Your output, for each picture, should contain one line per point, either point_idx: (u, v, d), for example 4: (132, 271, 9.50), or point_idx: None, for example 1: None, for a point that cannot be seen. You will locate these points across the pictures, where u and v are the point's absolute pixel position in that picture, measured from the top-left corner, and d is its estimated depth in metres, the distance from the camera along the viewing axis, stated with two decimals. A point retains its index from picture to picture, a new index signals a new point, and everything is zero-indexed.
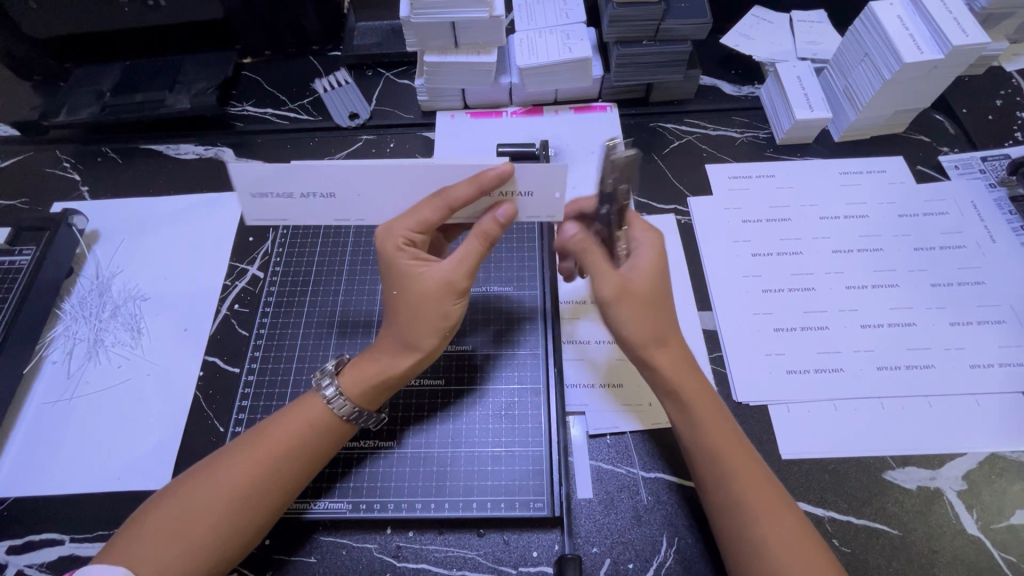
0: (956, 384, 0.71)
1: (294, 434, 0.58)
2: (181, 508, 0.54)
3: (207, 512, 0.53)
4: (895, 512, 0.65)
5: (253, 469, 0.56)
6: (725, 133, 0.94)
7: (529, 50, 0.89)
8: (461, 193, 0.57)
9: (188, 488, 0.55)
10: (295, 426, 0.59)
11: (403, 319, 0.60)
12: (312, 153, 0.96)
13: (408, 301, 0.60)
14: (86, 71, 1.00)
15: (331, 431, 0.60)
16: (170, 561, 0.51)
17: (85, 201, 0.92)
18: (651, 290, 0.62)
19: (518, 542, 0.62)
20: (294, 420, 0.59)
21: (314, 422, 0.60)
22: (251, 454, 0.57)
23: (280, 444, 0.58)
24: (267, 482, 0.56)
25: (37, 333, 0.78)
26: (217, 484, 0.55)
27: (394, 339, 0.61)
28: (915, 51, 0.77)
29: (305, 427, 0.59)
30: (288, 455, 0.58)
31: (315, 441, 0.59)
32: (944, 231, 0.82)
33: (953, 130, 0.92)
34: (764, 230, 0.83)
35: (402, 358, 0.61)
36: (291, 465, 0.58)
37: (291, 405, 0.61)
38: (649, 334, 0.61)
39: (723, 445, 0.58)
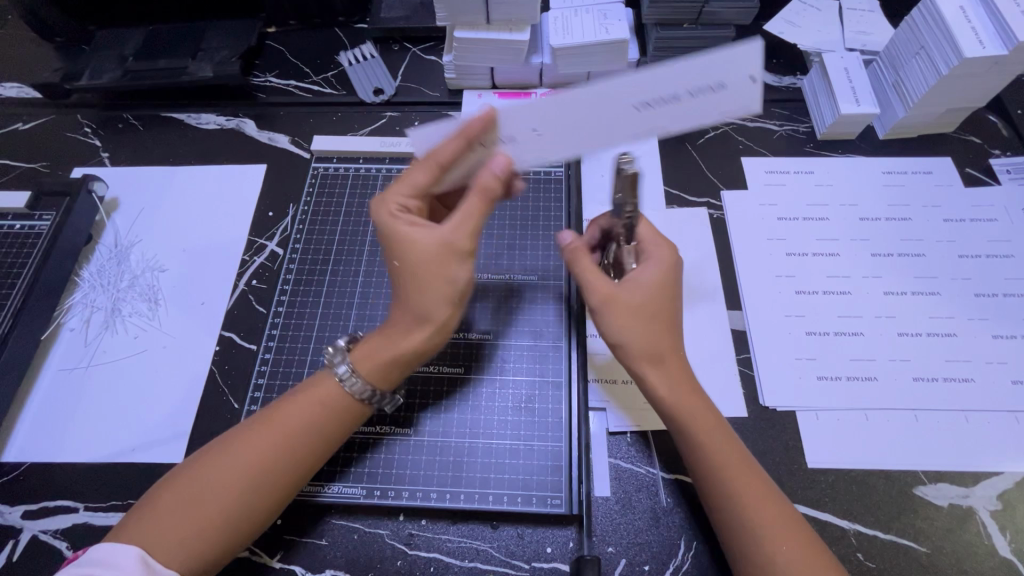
0: (996, 400, 0.68)
1: (307, 414, 0.57)
2: (198, 488, 0.53)
3: (223, 489, 0.53)
4: (924, 528, 0.62)
5: (265, 448, 0.55)
6: (764, 125, 0.90)
7: (563, 29, 0.85)
8: (451, 149, 0.55)
9: (205, 467, 0.54)
10: (308, 407, 0.57)
11: (408, 288, 0.57)
12: (334, 129, 0.93)
13: (408, 270, 0.56)
14: (110, 35, 0.98)
15: (346, 415, 0.59)
16: (191, 539, 0.51)
17: (105, 167, 0.91)
18: (646, 304, 0.58)
19: (533, 537, 0.61)
20: (304, 404, 0.58)
21: (325, 402, 0.58)
22: (265, 432, 0.56)
23: (292, 424, 0.56)
24: (279, 462, 0.55)
25: (55, 299, 0.78)
26: (231, 461, 0.54)
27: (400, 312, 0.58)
28: (977, 45, 0.72)
29: (317, 411, 0.57)
30: (302, 437, 0.56)
31: (327, 421, 0.58)
32: (991, 239, 0.78)
33: (1005, 133, 0.87)
34: (799, 229, 0.80)
35: (412, 331, 0.57)
36: (306, 446, 0.57)
37: (303, 386, 0.60)
38: (650, 347, 0.57)
39: (729, 465, 0.55)
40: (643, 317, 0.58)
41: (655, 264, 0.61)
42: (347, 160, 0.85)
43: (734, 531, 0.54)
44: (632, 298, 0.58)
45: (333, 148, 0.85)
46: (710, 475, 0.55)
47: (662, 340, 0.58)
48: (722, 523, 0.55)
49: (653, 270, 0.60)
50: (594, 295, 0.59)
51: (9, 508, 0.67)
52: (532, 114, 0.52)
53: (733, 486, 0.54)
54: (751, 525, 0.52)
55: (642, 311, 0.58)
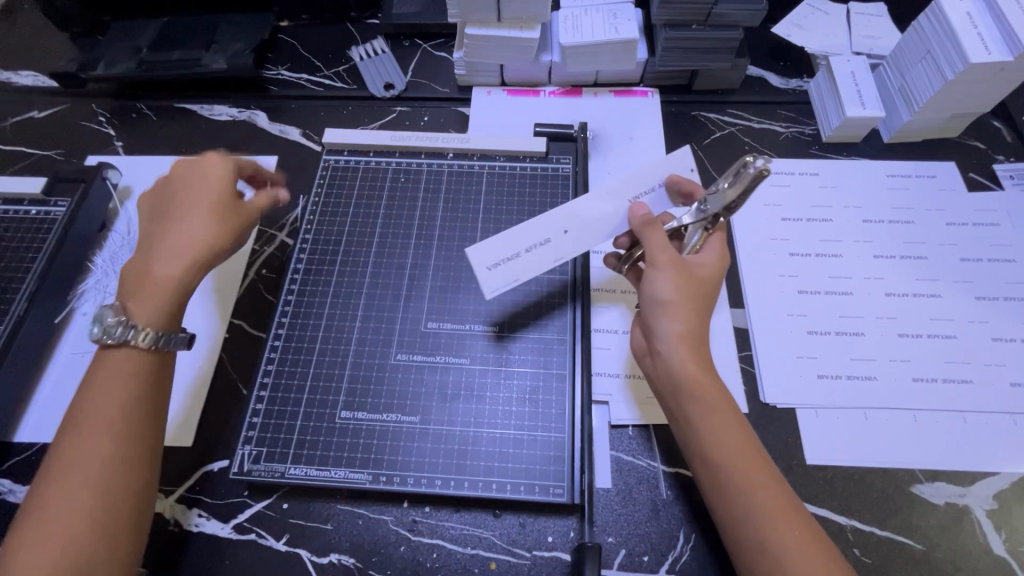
0: (994, 402, 0.68)
1: (110, 390, 0.57)
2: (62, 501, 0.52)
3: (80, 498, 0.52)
4: (920, 526, 0.63)
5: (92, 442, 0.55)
6: (769, 127, 0.91)
7: (573, 28, 0.86)
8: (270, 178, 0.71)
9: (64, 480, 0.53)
10: (106, 384, 0.57)
11: (160, 257, 0.63)
12: (344, 122, 0.94)
13: (163, 241, 0.64)
14: (125, 26, 1.00)
15: (141, 364, 0.59)
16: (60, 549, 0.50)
17: (118, 155, 0.93)
18: (698, 281, 0.63)
19: (534, 526, 0.63)
20: (115, 370, 0.58)
21: (116, 379, 0.58)
22: (94, 432, 0.55)
23: (114, 410, 0.56)
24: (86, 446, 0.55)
25: (68, 284, 0.79)
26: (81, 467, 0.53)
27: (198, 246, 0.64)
28: (982, 52, 0.73)
29: (123, 379, 0.58)
30: (111, 418, 0.56)
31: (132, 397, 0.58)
32: (993, 243, 0.79)
33: (1009, 139, 0.88)
34: (802, 230, 0.81)
35: (166, 288, 0.62)
36: (134, 427, 0.57)
37: (92, 372, 0.59)
38: (690, 315, 0.61)
39: (737, 449, 0.56)
40: (690, 290, 0.62)
41: (717, 251, 0.67)
42: (359, 155, 0.85)
43: (735, 504, 0.54)
44: (695, 272, 0.63)
45: (346, 141, 0.85)
46: (716, 457, 0.56)
47: (695, 314, 0.61)
48: (720, 509, 0.55)
49: (712, 258, 0.66)
50: (659, 252, 0.62)
51: (21, 487, 0.68)
52: (554, 220, 0.65)
53: (739, 471, 0.55)
54: (751, 499, 0.53)
55: (694, 281, 0.62)
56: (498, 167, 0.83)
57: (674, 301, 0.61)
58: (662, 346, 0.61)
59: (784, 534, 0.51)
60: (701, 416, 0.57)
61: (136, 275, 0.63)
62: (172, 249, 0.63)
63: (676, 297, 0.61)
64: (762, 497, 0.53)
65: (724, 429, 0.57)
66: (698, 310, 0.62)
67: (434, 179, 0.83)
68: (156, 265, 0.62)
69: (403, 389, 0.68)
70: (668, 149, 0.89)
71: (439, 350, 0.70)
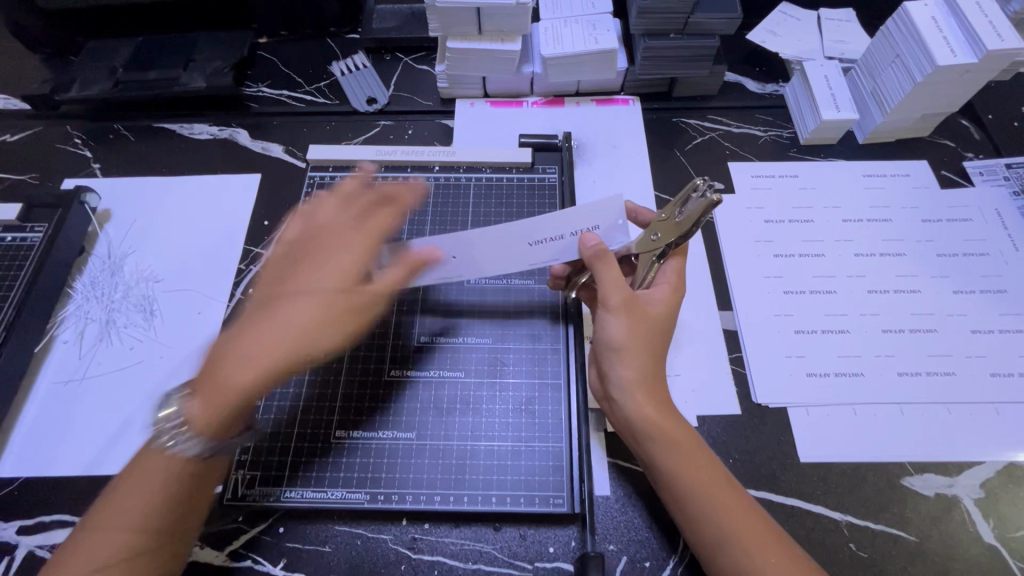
0: (975, 392, 0.70)
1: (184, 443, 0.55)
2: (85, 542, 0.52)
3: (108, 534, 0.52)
4: (911, 517, 0.65)
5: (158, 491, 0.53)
6: (748, 131, 0.93)
7: (554, 39, 0.87)
8: None
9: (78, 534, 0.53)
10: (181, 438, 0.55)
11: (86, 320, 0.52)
12: (328, 138, 0.94)
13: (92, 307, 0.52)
14: (100, 46, 0.98)
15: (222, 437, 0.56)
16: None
17: (96, 178, 0.91)
18: (650, 320, 0.62)
19: (535, 537, 0.62)
20: (221, 396, 0.55)
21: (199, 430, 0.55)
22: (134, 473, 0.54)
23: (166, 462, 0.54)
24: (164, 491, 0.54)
25: (48, 312, 0.77)
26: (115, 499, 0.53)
27: (340, 274, 0.61)
28: (949, 53, 0.76)
29: (227, 413, 0.55)
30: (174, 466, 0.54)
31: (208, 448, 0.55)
32: (967, 238, 0.81)
33: (977, 136, 0.91)
34: (786, 231, 0.83)
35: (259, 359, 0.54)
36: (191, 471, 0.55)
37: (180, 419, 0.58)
38: (645, 360, 0.61)
39: (707, 481, 0.57)
40: (644, 332, 0.62)
41: (670, 287, 0.65)
42: (344, 169, 0.85)
43: (709, 536, 0.56)
44: (648, 309, 0.63)
45: (330, 157, 0.84)
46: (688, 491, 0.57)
47: (645, 356, 0.61)
48: (696, 538, 0.57)
49: (664, 292, 0.65)
50: (612, 294, 0.61)
51: (4, 525, 0.66)
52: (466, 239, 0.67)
53: (713, 501, 0.56)
54: (723, 532, 0.55)
55: (647, 322, 0.62)
56: (485, 179, 0.84)
57: (624, 347, 0.61)
58: (617, 391, 0.61)
59: (748, 552, 0.53)
60: (665, 448, 0.58)
61: (272, 317, 0.58)
62: (320, 275, 0.61)
63: (629, 342, 0.61)
64: (734, 525, 0.55)
65: (693, 465, 0.58)
66: (652, 353, 0.61)
67: None
68: (350, 291, 0.61)
69: (395, 406, 0.67)
70: (651, 156, 0.90)
71: (432, 364, 0.70)
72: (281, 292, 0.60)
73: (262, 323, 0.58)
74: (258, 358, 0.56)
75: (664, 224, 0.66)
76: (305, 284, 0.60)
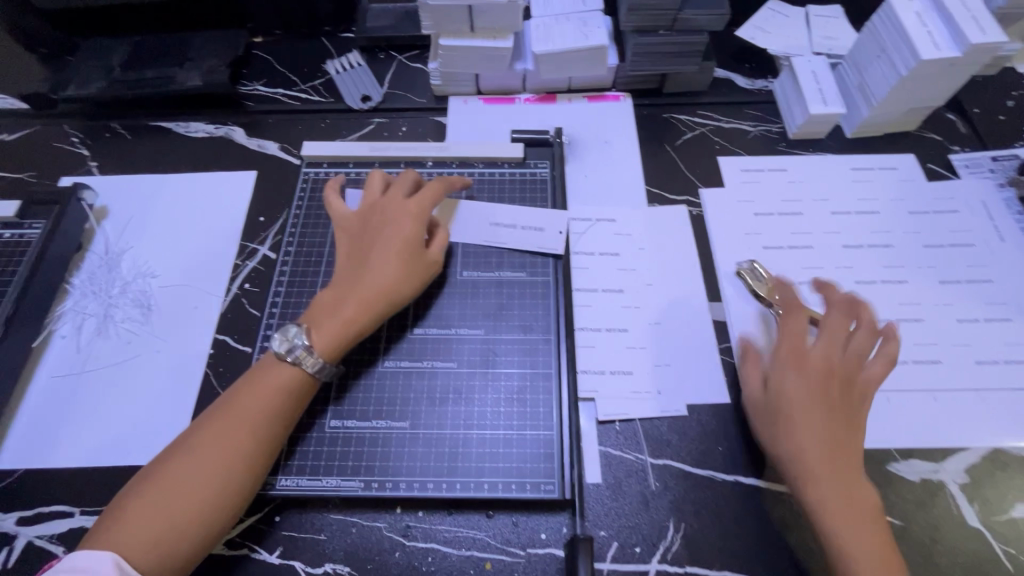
0: (961, 379, 0.72)
1: (272, 397, 0.61)
2: (167, 488, 0.56)
3: (201, 478, 0.56)
4: (898, 502, 0.66)
5: (242, 440, 0.59)
6: (738, 126, 0.94)
7: (545, 36, 0.88)
8: None
9: (145, 484, 0.56)
10: (270, 390, 0.61)
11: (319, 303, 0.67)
12: (322, 135, 0.95)
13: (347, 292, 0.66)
14: (97, 45, 0.99)
15: (307, 390, 0.63)
16: (155, 541, 0.53)
17: (93, 175, 0.92)
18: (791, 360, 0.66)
19: (527, 524, 0.63)
20: (340, 323, 0.64)
21: (288, 383, 0.62)
22: (226, 423, 0.59)
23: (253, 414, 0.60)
24: (248, 441, 0.59)
25: (46, 307, 0.78)
26: (207, 447, 0.58)
27: (411, 231, 0.69)
28: (932, 47, 0.77)
29: (346, 338, 0.65)
30: (258, 418, 0.60)
31: (296, 403, 0.63)
32: (953, 229, 0.83)
33: (963, 130, 0.93)
34: (774, 223, 0.84)
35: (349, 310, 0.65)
36: (279, 421, 0.61)
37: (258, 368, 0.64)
38: (798, 417, 0.63)
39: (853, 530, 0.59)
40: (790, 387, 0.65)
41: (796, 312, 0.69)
42: (339, 165, 0.86)
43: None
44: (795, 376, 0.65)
45: (325, 154, 0.86)
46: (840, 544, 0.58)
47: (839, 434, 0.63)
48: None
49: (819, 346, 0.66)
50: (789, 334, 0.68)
51: (2, 516, 0.66)
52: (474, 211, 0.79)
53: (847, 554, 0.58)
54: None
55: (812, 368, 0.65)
56: (477, 174, 0.85)
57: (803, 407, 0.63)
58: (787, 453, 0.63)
59: None
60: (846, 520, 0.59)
61: (364, 266, 0.68)
62: (394, 237, 0.69)
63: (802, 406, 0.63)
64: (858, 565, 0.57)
65: (847, 518, 0.59)
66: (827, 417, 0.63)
67: None
68: (416, 249, 0.69)
69: (388, 396, 0.68)
70: (643, 151, 0.92)
71: (426, 355, 0.71)
72: (365, 245, 0.69)
73: (361, 272, 0.67)
74: (365, 296, 0.66)
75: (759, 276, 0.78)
76: (382, 240, 0.69)
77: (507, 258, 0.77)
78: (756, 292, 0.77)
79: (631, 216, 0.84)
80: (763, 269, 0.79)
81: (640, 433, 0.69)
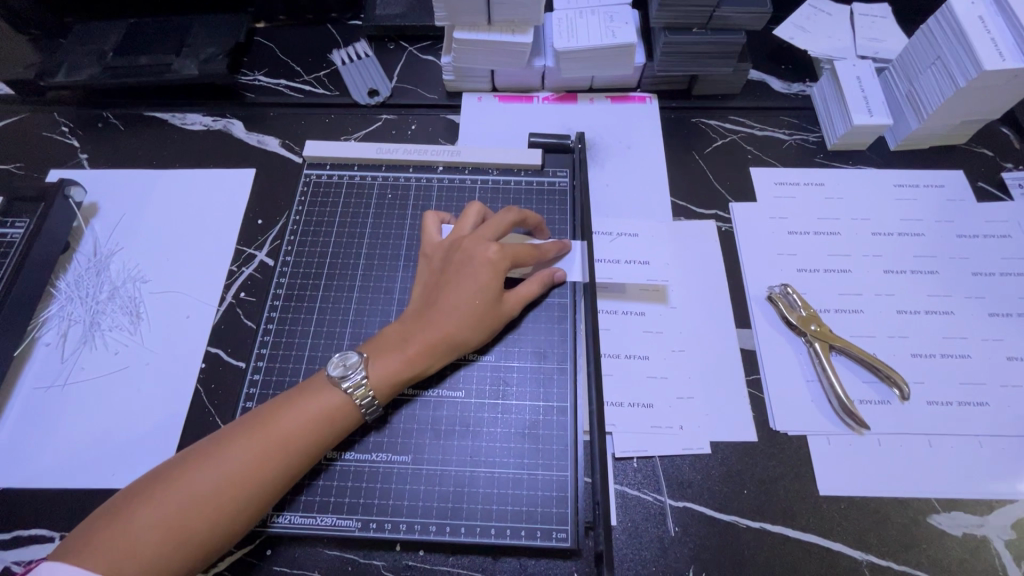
0: (1010, 424, 0.66)
1: (307, 426, 0.56)
2: (176, 505, 0.50)
3: (211, 501, 0.51)
4: (938, 560, 0.61)
5: (266, 468, 0.54)
6: (773, 134, 0.87)
7: (568, 31, 0.82)
8: None
9: (147, 491, 0.51)
10: (306, 418, 0.56)
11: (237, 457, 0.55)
12: (326, 132, 0.89)
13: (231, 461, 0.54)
14: (89, 28, 0.93)
15: (348, 423, 0.59)
16: (143, 561, 0.48)
17: (83, 169, 0.86)
18: None
19: (535, 569, 0.59)
20: (401, 363, 0.60)
21: (331, 414, 0.57)
22: (262, 438, 0.54)
23: (293, 440, 0.55)
24: (270, 471, 0.54)
25: (29, 313, 0.73)
26: (229, 465, 0.53)
27: (496, 276, 0.63)
28: (996, 56, 0.70)
29: (403, 380, 0.61)
30: (295, 445, 0.55)
31: (330, 438, 0.58)
32: (1004, 255, 0.76)
33: (1017, 146, 0.85)
34: (810, 243, 0.78)
35: (405, 355, 0.60)
36: (308, 454, 0.56)
37: (302, 388, 0.59)
38: None
39: None
40: None
41: None
42: (342, 167, 0.80)
43: None
44: None
45: (328, 154, 0.80)
46: None
47: None
48: None
49: None
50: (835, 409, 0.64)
51: None
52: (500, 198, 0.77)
53: None
54: None
55: None
56: (491, 181, 0.79)
57: None
58: None
59: None
60: None
61: (435, 304, 0.63)
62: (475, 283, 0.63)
63: None
64: None
65: None
66: None
67: (424, 195, 0.78)
68: (494, 298, 0.64)
69: (392, 426, 0.63)
70: (669, 158, 0.85)
71: (431, 382, 0.65)
72: (448, 278, 0.64)
73: (431, 310, 0.63)
74: (429, 336, 0.61)
75: (799, 301, 0.72)
76: (465, 280, 0.63)
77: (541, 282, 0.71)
78: (788, 320, 0.71)
79: (655, 231, 0.78)
80: (797, 294, 0.73)
81: (660, 473, 0.64)
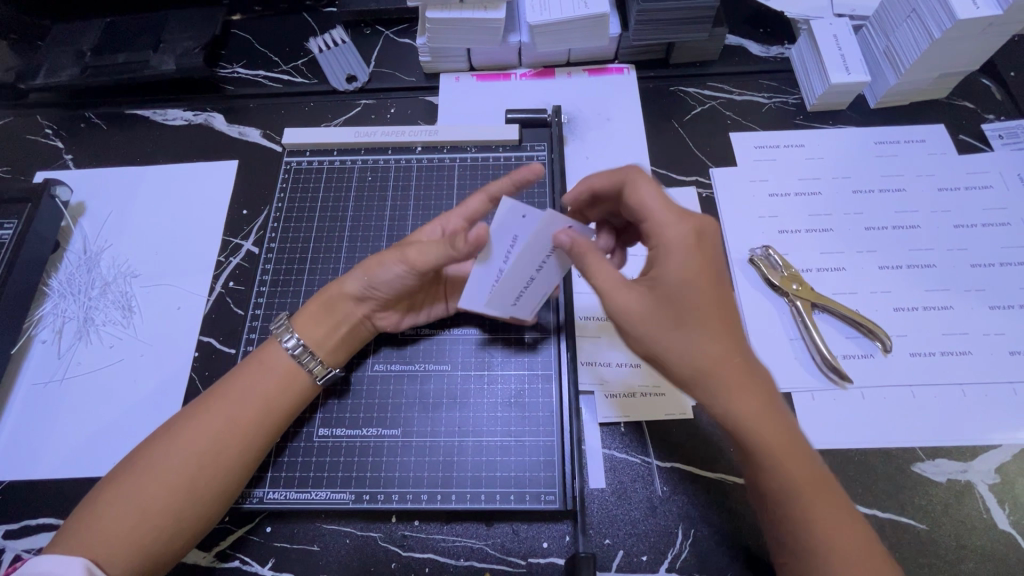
0: (994, 371, 0.67)
1: (247, 387, 0.57)
2: (135, 486, 0.52)
3: (166, 474, 0.52)
4: (923, 506, 0.62)
5: (214, 432, 0.55)
6: (752, 99, 0.87)
7: (540, 5, 0.81)
8: None
9: (117, 480, 0.53)
10: (250, 381, 0.58)
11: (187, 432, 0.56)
12: (307, 121, 0.89)
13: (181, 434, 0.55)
14: (65, 29, 0.93)
15: (288, 379, 0.59)
16: (125, 540, 0.50)
17: (69, 169, 0.87)
18: None
19: (528, 533, 0.61)
20: (321, 304, 0.62)
21: (270, 371, 0.59)
22: (207, 409, 0.56)
23: (235, 402, 0.56)
24: (227, 440, 0.55)
25: (24, 312, 0.75)
26: (178, 438, 0.54)
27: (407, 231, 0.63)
28: (970, 7, 0.69)
29: (322, 322, 0.61)
30: (238, 407, 0.56)
31: (280, 399, 0.58)
32: (986, 206, 0.76)
33: (999, 97, 0.85)
34: (791, 205, 0.78)
35: (322, 296, 0.63)
36: (253, 415, 0.57)
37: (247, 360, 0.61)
38: None
39: None
40: None
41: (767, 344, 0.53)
42: (322, 153, 0.81)
43: None
44: None
45: (307, 141, 0.80)
46: None
47: None
48: None
49: None
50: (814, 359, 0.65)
51: None
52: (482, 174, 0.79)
53: None
54: None
55: None
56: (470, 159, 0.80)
57: None
58: None
59: None
60: None
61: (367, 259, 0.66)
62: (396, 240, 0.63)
63: None
64: None
65: None
66: None
67: (404, 176, 0.79)
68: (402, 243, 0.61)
69: (381, 401, 0.65)
70: (649, 128, 0.85)
71: (418, 357, 0.67)
72: None
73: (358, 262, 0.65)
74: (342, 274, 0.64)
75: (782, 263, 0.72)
76: None
77: (503, 283, 0.56)
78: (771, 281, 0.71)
79: None
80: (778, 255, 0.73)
81: (646, 435, 0.65)
